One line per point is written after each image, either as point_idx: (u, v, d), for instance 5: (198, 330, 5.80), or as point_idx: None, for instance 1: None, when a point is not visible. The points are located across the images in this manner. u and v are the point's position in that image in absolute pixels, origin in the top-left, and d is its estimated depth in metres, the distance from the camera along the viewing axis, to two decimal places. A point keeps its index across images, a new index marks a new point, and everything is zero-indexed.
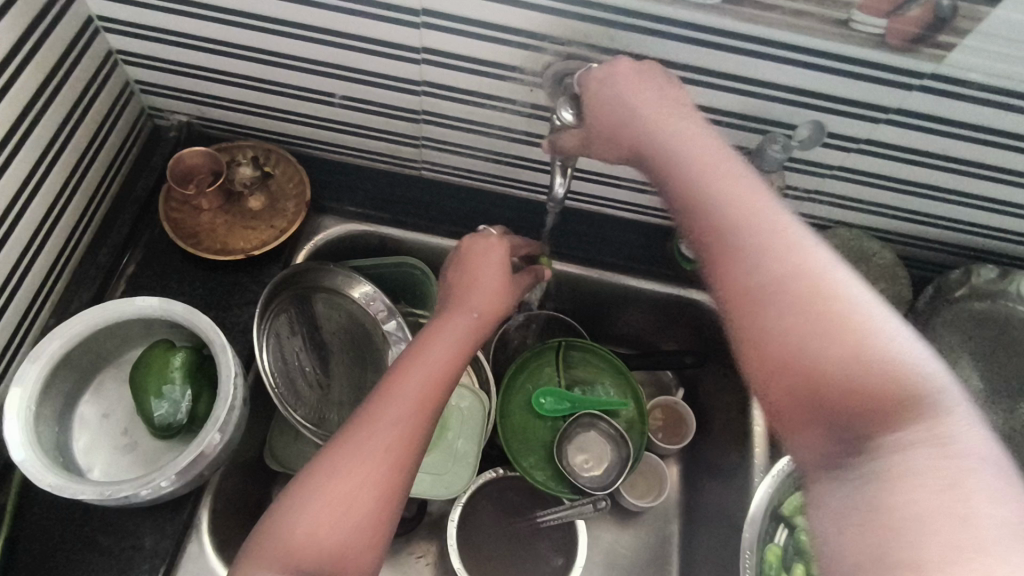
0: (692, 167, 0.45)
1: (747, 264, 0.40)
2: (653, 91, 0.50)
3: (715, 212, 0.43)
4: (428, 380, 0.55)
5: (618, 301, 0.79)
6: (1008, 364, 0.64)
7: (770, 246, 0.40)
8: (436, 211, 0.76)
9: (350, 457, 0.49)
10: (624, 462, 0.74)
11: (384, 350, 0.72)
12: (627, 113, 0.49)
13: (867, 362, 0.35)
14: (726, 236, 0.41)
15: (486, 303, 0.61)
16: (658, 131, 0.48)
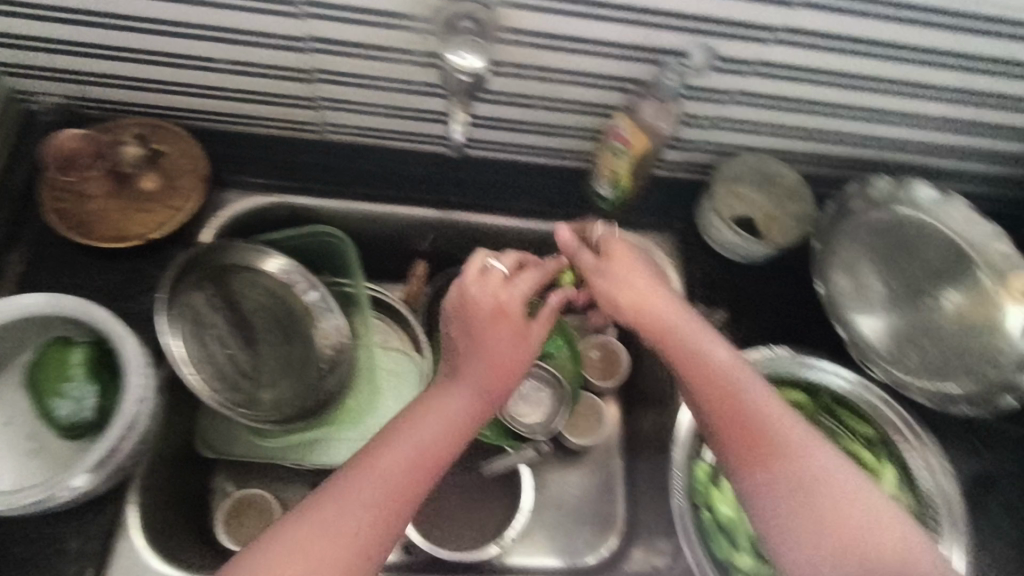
0: (680, 312, 0.57)
1: (734, 384, 0.53)
2: (643, 266, 0.60)
3: (705, 344, 0.55)
4: (447, 428, 0.54)
5: (539, 249, 0.76)
6: (908, 269, 0.68)
7: (758, 390, 0.53)
8: (346, 174, 0.73)
9: (355, 497, 0.49)
10: (564, 403, 0.76)
11: (309, 323, 0.71)
12: (627, 277, 0.59)
13: (841, 495, 0.49)
14: (716, 361, 0.54)
15: (491, 376, 0.56)
16: (652, 283, 0.59)
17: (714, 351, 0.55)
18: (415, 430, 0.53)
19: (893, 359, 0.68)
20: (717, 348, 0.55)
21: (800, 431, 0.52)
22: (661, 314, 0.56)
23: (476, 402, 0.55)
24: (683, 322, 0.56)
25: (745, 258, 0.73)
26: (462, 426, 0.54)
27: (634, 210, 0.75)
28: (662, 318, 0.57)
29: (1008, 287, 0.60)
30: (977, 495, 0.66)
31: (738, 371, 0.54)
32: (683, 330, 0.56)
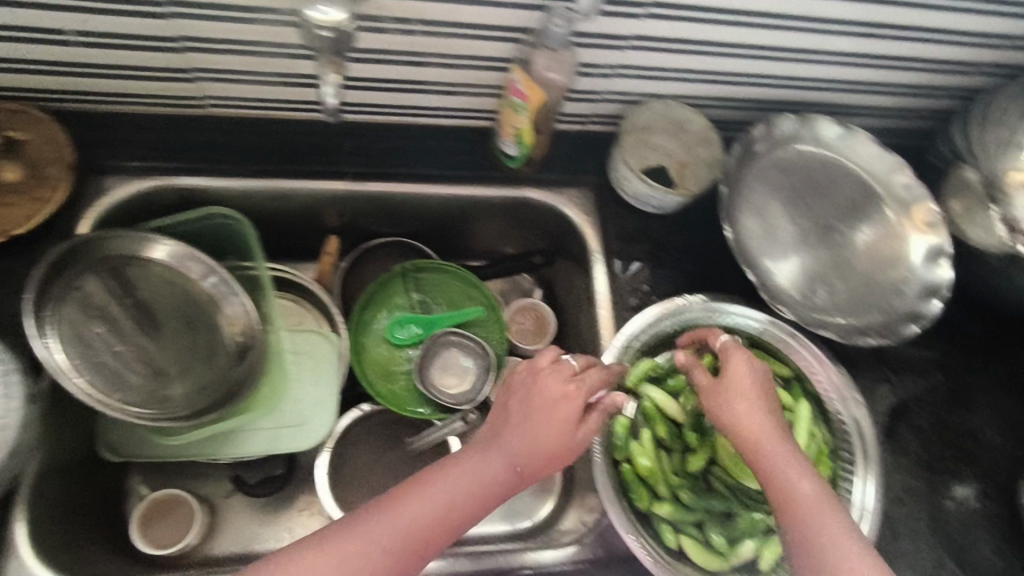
0: (783, 434, 0.52)
1: (817, 518, 0.48)
2: (762, 392, 0.54)
3: (790, 473, 0.50)
4: (484, 484, 0.55)
5: (456, 215, 0.76)
6: (813, 208, 0.70)
7: (837, 523, 0.48)
8: (235, 150, 0.68)
9: (376, 528, 0.51)
10: (488, 369, 0.74)
11: (215, 313, 0.67)
12: (739, 396, 0.54)
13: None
14: (800, 491, 0.49)
15: (535, 457, 0.55)
16: (757, 398, 0.54)
17: (800, 475, 0.50)
18: (454, 478, 0.54)
19: (805, 296, 0.67)
20: (805, 478, 0.50)
21: (864, 560, 0.47)
22: (767, 424, 0.52)
23: (509, 467, 0.55)
24: (781, 447, 0.51)
25: (665, 210, 0.71)
26: (495, 481, 0.55)
27: (546, 168, 0.74)
28: (762, 442, 0.52)
29: (908, 216, 0.66)
30: (889, 422, 0.69)
31: (824, 504, 0.49)
32: (780, 452, 0.51)
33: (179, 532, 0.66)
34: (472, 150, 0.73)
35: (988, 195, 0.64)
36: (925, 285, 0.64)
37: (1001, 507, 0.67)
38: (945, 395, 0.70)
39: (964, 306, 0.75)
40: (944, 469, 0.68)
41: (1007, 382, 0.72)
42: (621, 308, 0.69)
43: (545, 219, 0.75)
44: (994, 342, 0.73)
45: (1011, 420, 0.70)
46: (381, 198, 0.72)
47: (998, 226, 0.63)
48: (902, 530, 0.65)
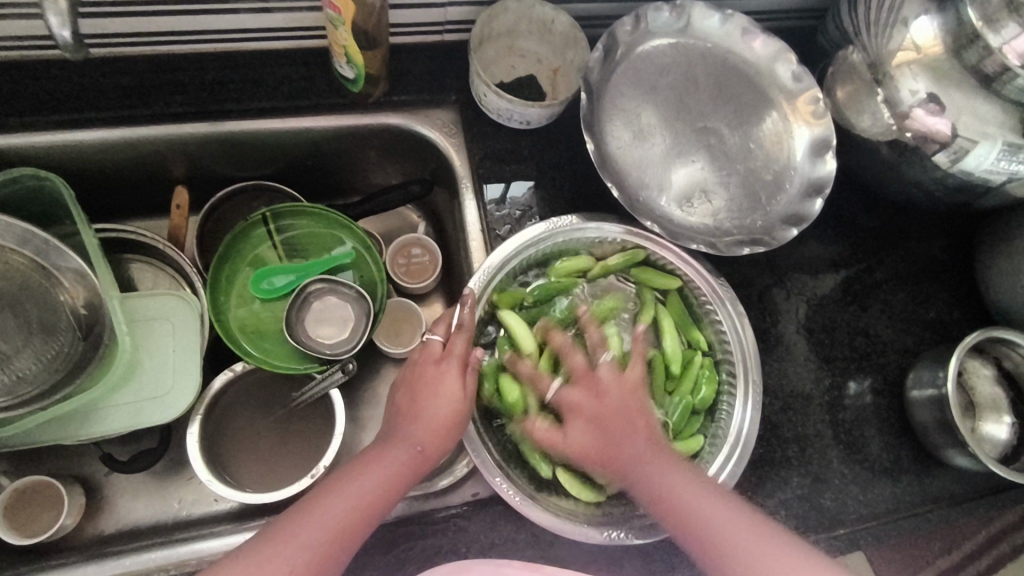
0: (620, 438, 0.53)
1: (693, 515, 0.49)
2: (604, 416, 0.54)
3: (654, 486, 0.51)
4: (394, 470, 0.51)
5: (311, 150, 0.69)
6: (694, 108, 0.63)
7: (712, 505, 0.49)
8: (28, 99, 0.60)
9: (290, 535, 0.47)
10: (367, 316, 0.69)
11: (40, 283, 0.60)
12: (585, 442, 0.54)
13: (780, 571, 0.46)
14: (665, 499, 0.50)
15: (431, 432, 0.52)
16: (601, 429, 0.54)
17: (669, 480, 0.51)
18: (363, 467, 0.51)
19: (682, 210, 0.61)
20: (666, 486, 0.51)
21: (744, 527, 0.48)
22: (592, 423, 0.54)
23: (409, 446, 0.52)
24: (623, 455, 0.52)
25: (531, 124, 0.65)
26: (401, 464, 0.52)
27: (399, 88, 0.67)
28: (623, 461, 0.52)
29: (795, 109, 0.62)
30: (779, 329, 0.67)
31: (694, 496, 0.50)
32: (645, 469, 0.52)
33: (50, 517, 0.63)
34: (310, 76, 0.65)
35: (875, 79, 0.60)
36: (811, 183, 0.61)
37: (891, 400, 0.66)
38: (837, 295, 0.68)
39: (860, 199, 0.71)
40: (837, 369, 0.66)
41: (900, 275, 0.70)
42: (491, 237, 0.64)
43: (407, 145, 0.69)
44: (889, 235, 0.71)
45: (903, 313, 0.69)
46: (218, 140, 0.64)
47: (883, 111, 0.60)
48: (791, 435, 0.64)
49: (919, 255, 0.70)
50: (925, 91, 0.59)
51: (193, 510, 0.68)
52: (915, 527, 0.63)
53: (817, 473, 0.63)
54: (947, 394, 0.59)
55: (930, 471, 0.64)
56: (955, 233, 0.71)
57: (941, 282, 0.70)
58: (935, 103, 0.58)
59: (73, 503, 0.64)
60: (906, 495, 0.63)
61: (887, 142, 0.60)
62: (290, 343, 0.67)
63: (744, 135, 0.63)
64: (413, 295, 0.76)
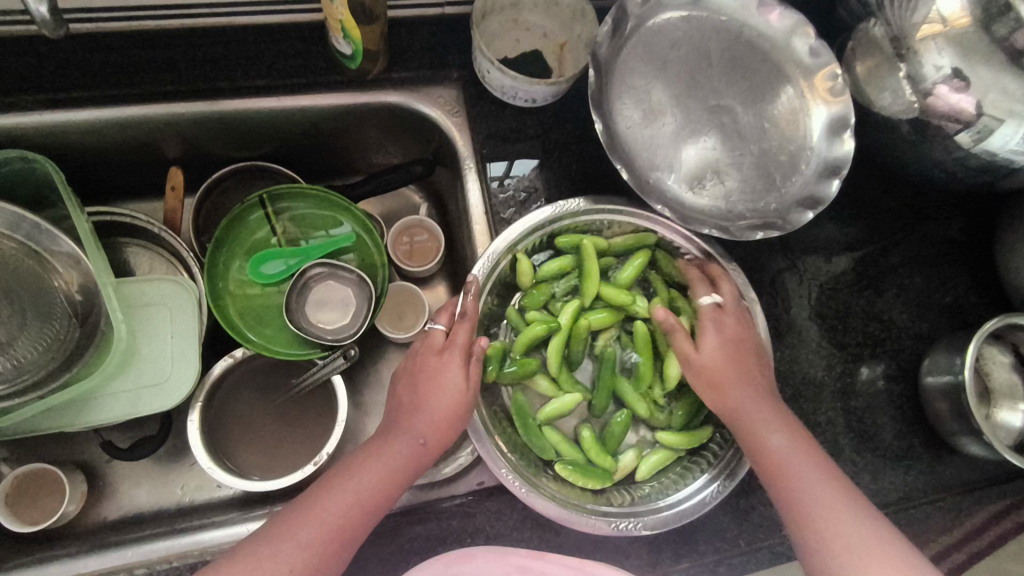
0: (748, 366, 0.54)
1: (790, 457, 0.51)
2: (739, 345, 0.55)
3: (763, 428, 0.52)
4: (395, 465, 0.50)
5: (309, 130, 0.67)
6: (707, 85, 0.60)
7: (807, 452, 0.52)
8: (12, 78, 0.58)
9: (290, 533, 0.47)
10: (368, 301, 0.67)
11: (30, 269, 0.59)
12: (714, 364, 0.54)
13: (851, 525, 0.48)
14: (772, 444, 0.52)
15: (433, 426, 0.51)
16: (735, 351, 0.55)
17: (772, 419, 0.53)
18: (364, 462, 0.50)
19: (693, 193, 0.59)
20: (776, 433, 0.52)
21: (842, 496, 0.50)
22: (727, 343, 0.55)
23: (412, 439, 0.51)
24: (744, 380, 0.54)
25: (537, 102, 0.62)
26: (403, 458, 0.51)
27: (399, 64, 0.64)
28: (740, 387, 0.54)
29: (812, 86, 0.59)
30: (791, 314, 0.65)
31: (798, 453, 0.52)
32: (757, 402, 0.53)
33: (52, 505, 0.62)
34: (307, 52, 0.63)
35: (897, 54, 0.57)
36: (827, 163, 0.58)
37: (905, 387, 0.64)
38: (851, 279, 0.66)
39: (877, 179, 0.69)
40: (851, 354, 0.65)
41: (917, 259, 0.68)
42: (495, 221, 0.62)
43: (407, 124, 0.67)
44: (907, 216, 0.68)
45: (919, 297, 0.67)
46: (212, 120, 0.62)
47: (905, 87, 0.57)
48: (803, 422, 0.62)
49: (936, 238, 0.68)
50: (949, 66, 0.56)
51: (196, 497, 0.67)
52: (926, 516, 0.62)
53: (828, 461, 0.62)
54: (964, 381, 0.57)
55: (943, 458, 0.63)
56: (974, 214, 0.69)
57: (959, 266, 0.68)
58: (960, 79, 0.55)
59: (75, 490, 0.63)
60: (918, 483, 0.63)
61: (908, 120, 0.58)
62: (290, 328, 0.66)
63: (759, 113, 0.60)
64: (415, 278, 0.75)
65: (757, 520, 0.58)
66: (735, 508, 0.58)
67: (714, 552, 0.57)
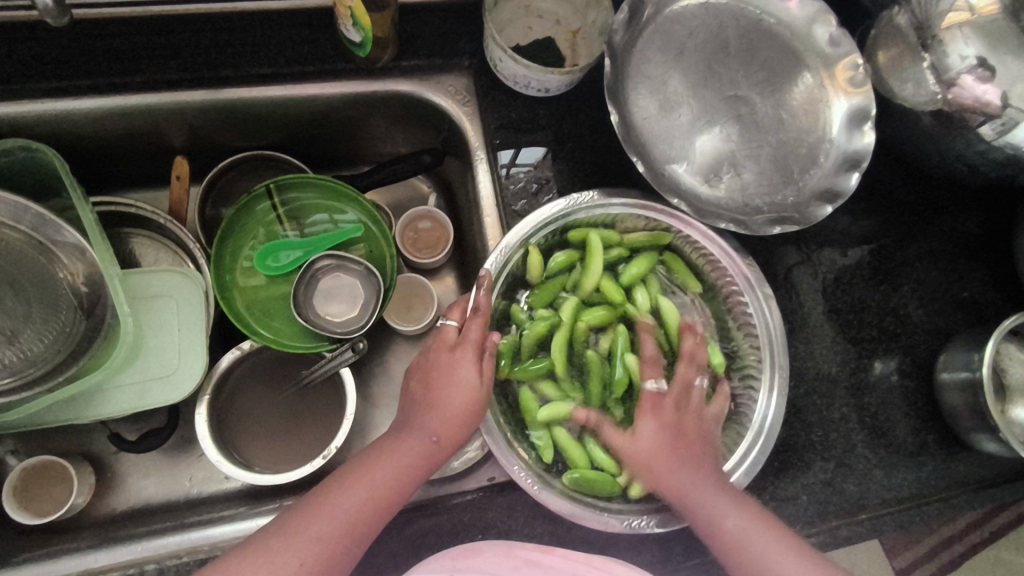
0: (685, 455, 0.52)
1: (746, 541, 0.50)
2: (679, 432, 0.53)
3: (715, 509, 0.51)
4: (407, 461, 0.50)
5: (316, 119, 0.65)
6: (725, 74, 0.59)
7: (760, 530, 0.50)
8: (11, 66, 0.56)
9: (301, 528, 0.46)
10: (377, 294, 0.66)
11: (35, 259, 0.58)
12: (653, 450, 0.52)
13: None
14: (726, 525, 0.50)
15: (445, 422, 0.51)
16: (673, 441, 0.53)
17: (721, 504, 0.51)
18: (376, 459, 0.50)
19: (709, 185, 0.58)
20: (728, 512, 0.50)
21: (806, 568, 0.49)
22: (658, 436, 0.53)
23: (424, 436, 0.51)
24: (682, 472, 0.52)
25: (549, 91, 0.61)
26: (415, 456, 0.50)
27: (409, 51, 0.62)
28: (680, 479, 0.52)
29: (832, 76, 0.58)
30: (805, 309, 0.64)
31: (755, 531, 0.50)
32: (699, 490, 0.51)
33: (60, 497, 0.62)
34: (314, 38, 0.61)
35: (922, 43, 0.57)
36: (846, 155, 0.57)
37: (919, 383, 0.64)
38: (868, 273, 0.65)
39: (895, 171, 0.67)
40: (865, 349, 0.64)
41: (934, 252, 0.67)
42: (506, 213, 0.61)
43: (416, 112, 0.66)
44: (924, 210, 0.67)
45: (935, 292, 0.66)
46: (218, 108, 0.61)
47: (928, 77, 0.56)
48: (815, 418, 0.62)
49: (954, 231, 0.67)
50: (975, 56, 0.56)
51: (205, 488, 0.67)
52: (938, 512, 0.62)
53: (839, 457, 0.61)
54: (982, 378, 0.56)
55: (956, 455, 0.63)
56: (993, 208, 0.68)
57: (977, 260, 0.67)
58: (985, 68, 0.55)
59: (83, 482, 0.63)
60: (930, 479, 0.62)
61: (930, 112, 0.56)
62: (298, 320, 0.65)
63: (777, 104, 0.59)
64: (424, 269, 0.74)
65: None
66: None
67: None
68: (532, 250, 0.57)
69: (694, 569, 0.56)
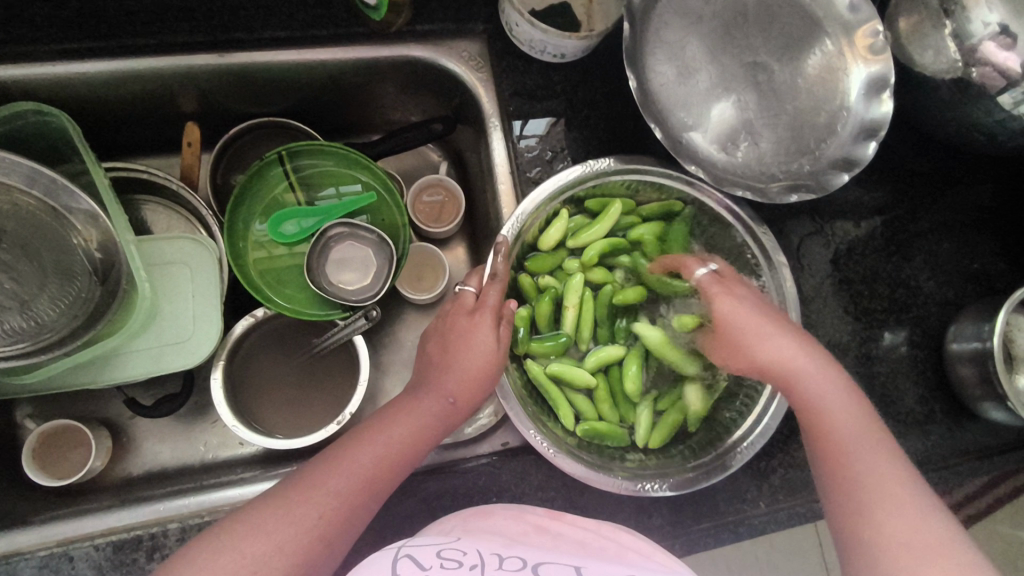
0: (789, 331, 0.52)
1: (840, 425, 0.48)
2: (770, 311, 0.53)
3: (814, 392, 0.49)
4: (426, 421, 0.51)
5: (329, 85, 0.65)
6: (743, 41, 0.58)
7: (861, 424, 0.48)
8: (22, 25, 0.56)
9: (323, 479, 0.46)
10: (390, 262, 0.66)
11: (49, 225, 0.57)
12: (745, 316, 0.53)
13: (900, 504, 0.44)
14: (828, 408, 0.49)
15: (463, 382, 0.52)
16: (773, 315, 0.53)
17: (820, 385, 0.49)
18: (395, 417, 0.50)
19: (725, 153, 0.58)
20: (832, 396, 0.49)
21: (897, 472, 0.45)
22: (755, 306, 0.53)
23: (443, 397, 0.52)
24: (786, 343, 0.51)
25: (565, 57, 0.60)
26: (432, 415, 0.51)
27: (423, 16, 0.62)
28: (779, 352, 0.51)
29: (852, 43, 0.57)
30: (817, 279, 0.64)
31: (857, 422, 0.48)
32: (797, 364, 0.50)
33: (77, 460, 0.62)
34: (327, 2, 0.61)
35: (943, 9, 0.56)
36: (865, 124, 0.56)
37: (928, 353, 0.64)
38: (880, 244, 0.65)
39: (910, 142, 0.67)
40: (875, 319, 0.64)
41: (947, 224, 0.66)
42: (521, 180, 0.61)
43: (430, 79, 0.65)
44: (939, 181, 0.67)
45: (946, 264, 0.66)
46: (230, 73, 0.61)
47: (949, 44, 0.56)
48: None
49: (967, 203, 0.67)
50: (997, 23, 0.55)
51: (219, 453, 0.68)
52: (944, 480, 0.62)
53: None
54: (992, 348, 0.57)
55: (963, 424, 0.63)
56: (1007, 180, 0.68)
57: (989, 232, 0.67)
58: (1007, 35, 0.54)
59: (100, 446, 0.64)
60: (937, 447, 0.63)
61: (950, 80, 0.56)
62: (311, 288, 0.65)
63: (794, 71, 0.58)
64: (435, 239, 0.74)
65: (777, 483, 0.58)
66: (755, 470, 0.59)
67: (735, 512, 0.58)
68: (558, 207, 0.58)
69: (703, 533, 0.57)
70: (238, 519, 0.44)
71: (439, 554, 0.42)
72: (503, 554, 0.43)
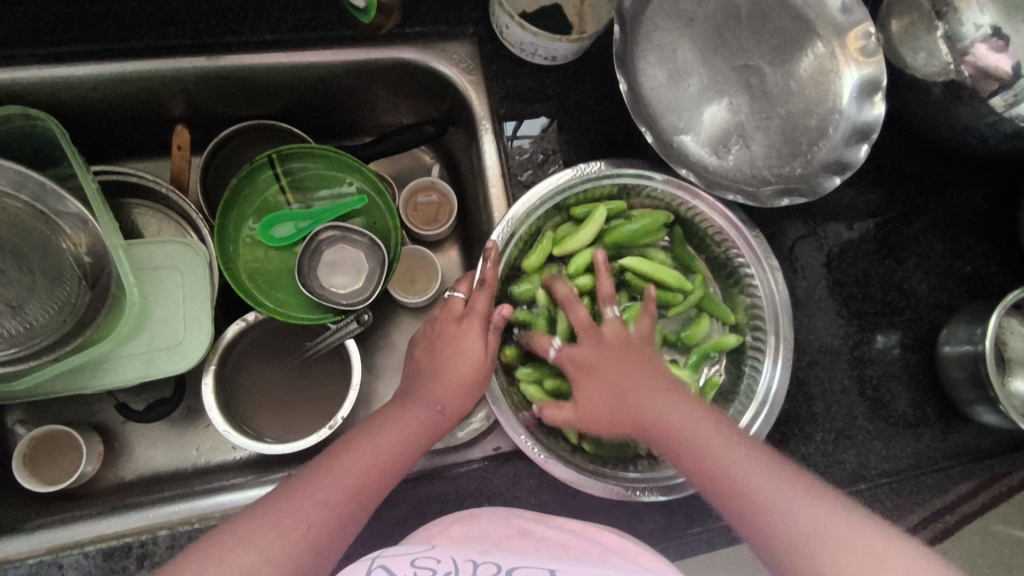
0: (637, 375, 0.52)
1: (709, 453, 0.48)
2: (615, 365, 0.53)
3: (677, 430, 0.49)
4: (415, 429, 0.51)
5: (319, 87, 0.64)
6: (735, 43, 0.58)
7: (724, 443, 0.48)
8: (7, 28, 0.55)
9: (309, 490, 0.46)
10: (382, 265, 0.66)
11: (37, 230, 0.57)
12: (591, 382, 0.53)
13: (799, 513, 0.44)
14: (691, 440, 0.48)
15: (450, 389, 0.51)
16: (619, 363, 0.53)
17: (681, 423, 0.49)
18: (382, 426, 0.50)
19: (716, 157, 0.57)
20: (690, 425, 0.49)
21: (780, 480, 0.46)
22: (600, 359, 0.53)
23: (430, 404, 0.52)
24: (636, 390, 0.51)
25: (557, 60, 0.60)
26: (420, 423, 0.51)
27: (413, 19, 0.62)
28: (632, 404, 0.51)
29: (844, 45, 0.56)
30: (809, 282, 0.64)
31: (723, 442, 0.48)
32: (650, 408, 0.51)
33: (68, 465, 0.62)
34: (313, 4, 0.60)
35: (936, 10, 0.55)
36: (856, 127, 0.56)
37: (920, 356, 0.64)
38: (873, 247, 0.65)
39: (903, 144, 0.67)
40: (868, 322, 0.64)
41: (941, 227, 0.66)
42: (511, 183, 0.61)
43: (420, 82, 0.65)
44: (932, 183, 0.67)
45: (939, 266, 0.66)
46: (218, 76, 0.60)
47: (940, 46, 0.55)
48: (818, 391, 0.62)
49: (961, 206, 0.67)
50: (991, 25, 0.54)
51: (212, 458, 0.68)
52: (936, 482, 0.62)
53: (842, 429, 0.62)
54: (984, 351, 0.57)
55: (956, 426, 0.63)
56: (1000, 183, 0.67)
57: (981, 234, 0.67)
58: (999, 37, 0.54)
59: (92, 451, 0.63)
60: (928, 451, 0.63)
61: (941, 83, 0.56)
62: (302, 292, 0.65)
63: (787, 73, 0.57)
64: (427, 241, 0.73)
65: None
66: None
67: None
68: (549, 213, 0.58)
69: (695, 537, 0.57)
70: (225, 533, 0.44)
71: (412, 563, 0.42)
72: (477, 560, 0.43)
